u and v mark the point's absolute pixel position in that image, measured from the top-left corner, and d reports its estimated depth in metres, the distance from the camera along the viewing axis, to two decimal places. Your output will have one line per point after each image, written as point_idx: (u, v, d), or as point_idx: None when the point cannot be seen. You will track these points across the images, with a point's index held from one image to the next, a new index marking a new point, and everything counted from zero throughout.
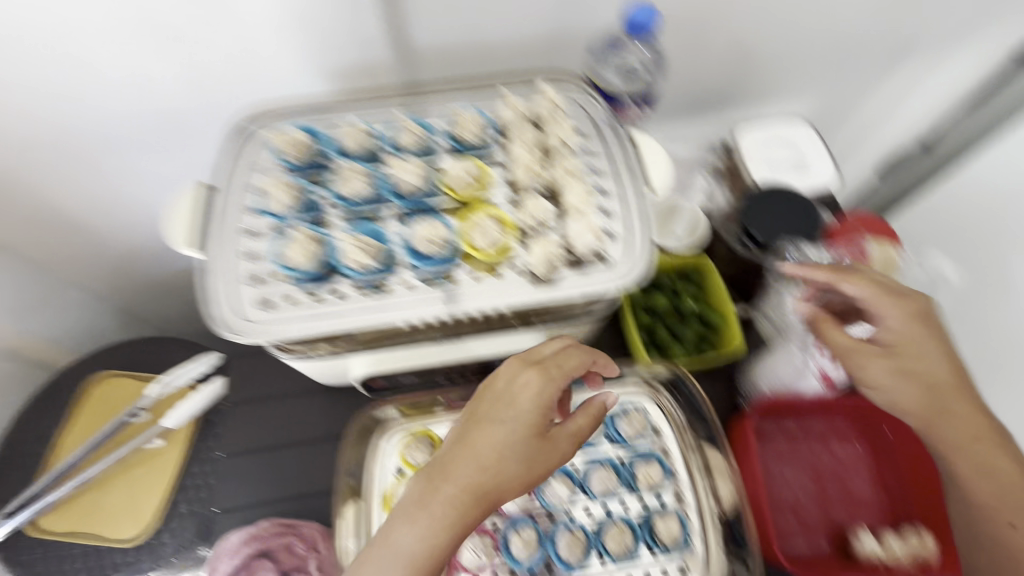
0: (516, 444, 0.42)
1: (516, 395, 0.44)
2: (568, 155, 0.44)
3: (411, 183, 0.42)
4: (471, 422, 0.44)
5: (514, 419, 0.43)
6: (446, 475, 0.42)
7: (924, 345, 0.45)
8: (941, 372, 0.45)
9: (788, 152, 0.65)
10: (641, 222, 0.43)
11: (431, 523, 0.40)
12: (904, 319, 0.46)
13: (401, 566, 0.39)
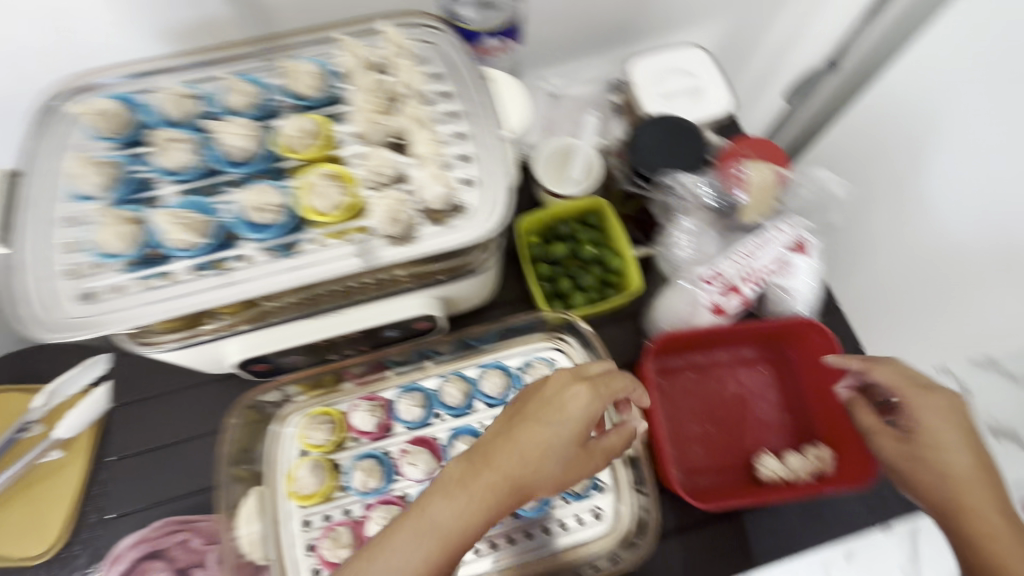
0: (567, 442, 0.39)
1: (565, 401, 0.40)
2: (416, 101, 0.41)
3: (240, 148, 0.38)
4: (522, 410, 0.40)
5: (564, 420, 0.39)
6: (488, 460, 0.38)
7: (948, 435, 0.41)
8: (964, 465, 0.41)
9: (680, 80, 0.62)
10: (498, 166, 0.40)
11: (462, 509, 0.36)
12: (935, 410, 0.42)
13: (430, 541, 0.35)
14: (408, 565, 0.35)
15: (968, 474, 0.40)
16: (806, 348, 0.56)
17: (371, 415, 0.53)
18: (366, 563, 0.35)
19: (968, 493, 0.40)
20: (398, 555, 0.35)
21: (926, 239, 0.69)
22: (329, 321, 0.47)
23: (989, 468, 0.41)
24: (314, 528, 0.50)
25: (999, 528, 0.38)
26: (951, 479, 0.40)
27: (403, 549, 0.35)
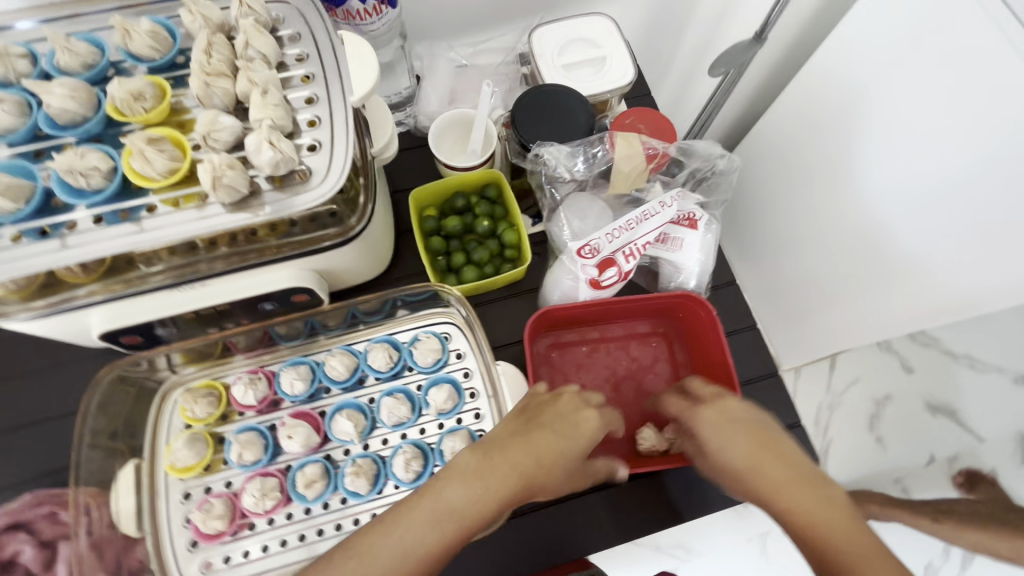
0: (575, 456, 0.41)
1: (580, 421, 0.43)
2: (261, 62, 0.39)
3: (66, 109, 0.36)
4: (540, 416, 0.42)
5: (576, 437, 0.42)
6: (506, 454, 0.37)
7: (729, 438, 0.39)
8: (740, 461, 0.37)
9: (583, 51, 0.61)
10: (345, 131, 0.39)
11: (482, 497, 0.35)
12: (710, 418, 0.42)
13: (444, 525, 0.33)
14: (418, 544, 0.32)
15: (756, 468, 0.37)
16: (694, 321, 0.56)
17: (250, 389, 0.52)
18: (383, 536, 0.32)
19: (766, 491, 0.35)
20: (410, 534, 0.33)
21: (845, 223, 0.63)
22: (195, 294, 0.46)
23: (769, 445, 0.38)
24: (193, 501, 0.50)
25: (796, 494, 0.34)
26: (752, 486, 0.36)
27: (416, 527, 0.33)
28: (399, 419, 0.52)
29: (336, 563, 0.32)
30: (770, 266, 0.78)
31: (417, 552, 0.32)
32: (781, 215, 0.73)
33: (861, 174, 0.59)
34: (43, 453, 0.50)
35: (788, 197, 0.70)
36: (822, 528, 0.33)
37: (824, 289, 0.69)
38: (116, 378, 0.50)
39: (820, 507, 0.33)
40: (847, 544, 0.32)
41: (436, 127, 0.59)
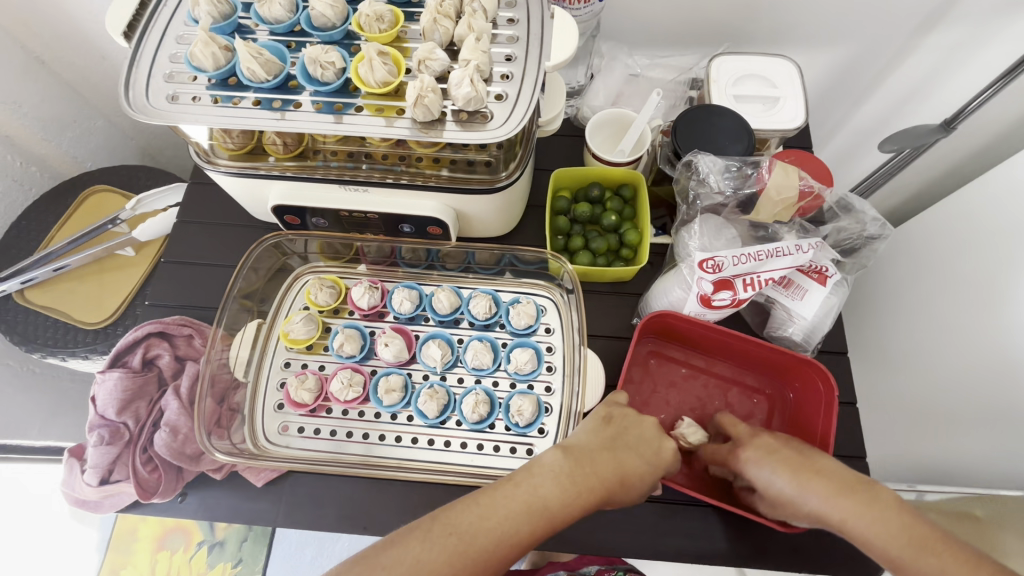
0: (652, 476, 0.42)
1: (659, 446, 0.44)
2: (479, 13, 0.44)
3: (325, 14, 0.44)
4: (625, 434, 0.43)
5: (656, 462, 0.43)
6: (593, 465, 0.39)
7: (778, 471, 0.43)
8: (790, 491, 0.42)
9: (759, 86, 0.62)
10: (530, 89, 0.43)
11: (571, 500, 0.37)
12: (753, 457, 0.45)
13: (537, 517, 0.36)
14: (512, 534, 0.35)
15: (798, 498, 0.41)
16: (810, 397, 0.53)
17: (367, 293, 0.58)
18: (480, 519, 0.35)
19: (828, 514, 0.39)
20: (506, 521, 0.35)
21: (976, 338, 0.56)
22: (356, 196, 0.53)
23: (804, 471, 0.41)
24: (291, 370, 0.57)
25: (870, 513, 0.38)
26: (813, 512, 0.40)
27: (513, 516, 0.35)
28: (480, 364, 0.56)
29: (436, 536, 0.34)
30: (871, 378, 0.71)
31: (509, 539, 0.35)
32: (898, 323, 0.67)
33: (1015, 307, 0.52)
34: (194, 288, 0.60)
35: (918, 303, 0.64)
36: (877, 533, 0.37)
37: (932, 417, 0.61)
38: (270, 247, 0.59)
39: (883, 520, 0.37)
40: (928, 556, 0.35)
41: (596, 121, 0.62)
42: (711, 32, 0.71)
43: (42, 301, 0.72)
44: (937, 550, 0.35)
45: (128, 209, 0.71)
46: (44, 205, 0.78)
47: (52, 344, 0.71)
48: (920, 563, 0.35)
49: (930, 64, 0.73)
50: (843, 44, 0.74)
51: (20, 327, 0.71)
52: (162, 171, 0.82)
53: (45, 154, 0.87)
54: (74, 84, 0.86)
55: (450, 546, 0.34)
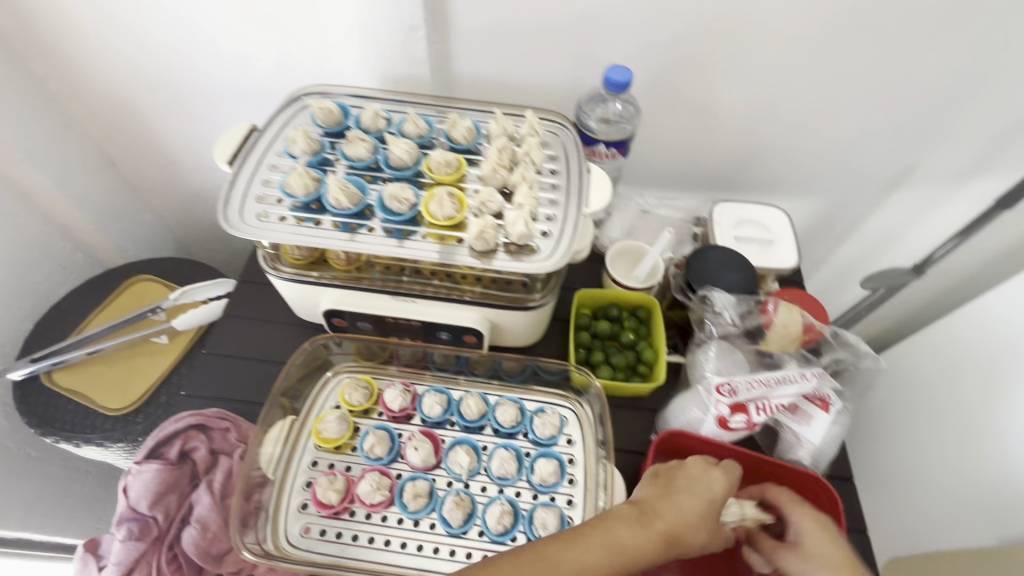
0: (717, 515, 0.46)
1: (714, 479, 0.48)
2: (529, 165, 0.53)
3: (401, 157, 0.53)
4: (675, 481, 0.48)
5: (713, 498, 0.46)
6: (658, 512, 0.45)
7: (827, 551, 0.47)
8: (833, 559, 0.47)
9: (756, 231, 0.71)
10: (573, 230, 0.50)
11: (643, 540, 0.43)
12: (810, 526, 0.49)
13: (615, 557, 0.41)
14: (593, 568, 0.40)
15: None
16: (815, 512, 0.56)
17: (400, 396, 0.62)
18: (560, 552, 0.41)
19: None
20: (588, 556, 0.41)
21: (968, 464, 0.60)
22: (404, 305, 0.58)
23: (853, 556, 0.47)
24: (318, 470, 0.58)
25: None
26: None
27: (594, 553, 0.41)
28: (505, 473, 0.57)
29: (525, 561, 0.40)
30: (876, 505, 0.73)
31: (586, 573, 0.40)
32: (895, 449, 0.71)
33: (1002, 440, 0.57)
34: (233, 381, 0.63)
35: (912, 430, 0.69)
36: None
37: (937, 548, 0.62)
38: (319, 345, 0.63)
39: None
40: None
41: (615, 249, 0.70)
42: (709, 179, 0.85)
43: (68, 385, 0.73)
44: None
45: (171, 298, 0.77)
46: (87, 291, 0.82)
47: (72, 430, 0.71)
48: None
49: (893, 215, 0.87)
50: (822, 196, 0.87)
51: (41, 409, 0.71)
52: (204, 266, 0.87)
53: (92, 242, 0.93)
54: (133, 180, 0.95)
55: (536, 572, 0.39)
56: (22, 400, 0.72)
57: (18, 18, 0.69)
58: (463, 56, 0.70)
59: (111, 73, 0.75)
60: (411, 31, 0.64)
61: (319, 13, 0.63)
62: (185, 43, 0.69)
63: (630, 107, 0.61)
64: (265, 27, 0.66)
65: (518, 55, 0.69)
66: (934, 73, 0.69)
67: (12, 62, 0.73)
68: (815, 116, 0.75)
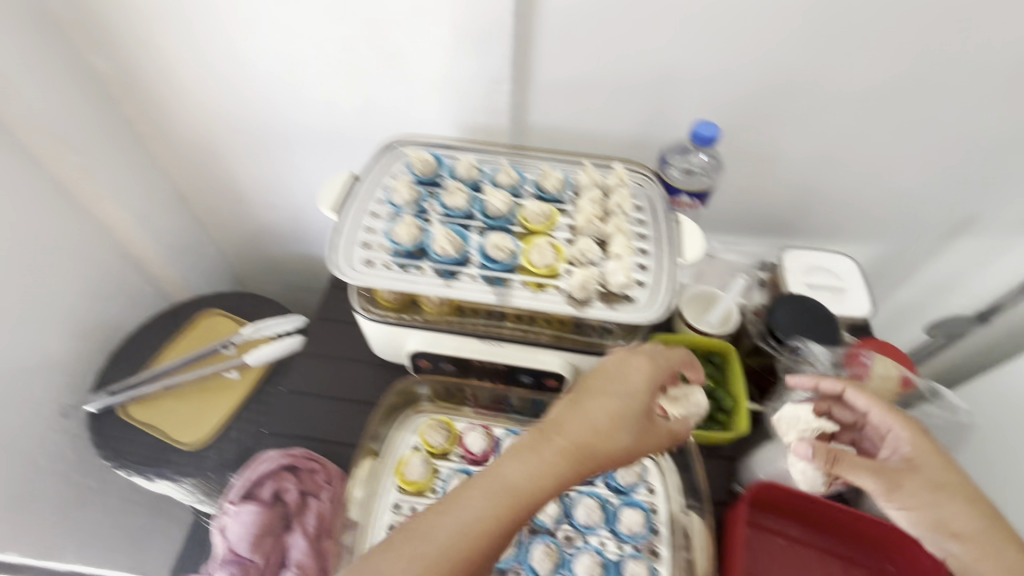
0: (630, 416, 0.47)
1: (627, 374, 0.49)
2: (621, 216, 0.55)
3: (498, 206, 0.55)
4: (586, 390, 0.49)
5: (623, 396, 0.48)
6: (558, 429, 0.46)
7: (945, 474, 0.47)
8: (921, 461, 0.48)
9: (827, 279, 0.71)
10: (668, 280, 0.51)
11: (535, 471, 0.43)
12: (925, 447, 0.49)
13: (509, 494, 0.42)
14: (484, 517, 0.41)
15: (944, 498, 0.45)
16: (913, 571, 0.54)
17: (481, 439, 0.62)
18: (442, 516, 0.41)
19: (963, 509, 0.45)
20: (475, 507, 0.42)
21: None
22: (492, 348, 0.59)
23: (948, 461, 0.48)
24: (401, 513, 0.57)
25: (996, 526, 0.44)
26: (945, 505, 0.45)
27: (482, 501, 0.42)
28: (591, 521, 0.57)
29: (403, 545, 0.40)
30: None
31: (474, 525, 0.41)
32: None
33: None
34: (313, 420, 0.64)
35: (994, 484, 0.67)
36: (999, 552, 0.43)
37: None
38: (408, 386, 0.64)
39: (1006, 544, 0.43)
40: None
41: (687, 294, 0.71)
42: (768, 223, 0.86)
43: (143, 418, 0.75)
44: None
45: (243, 333, 0.80)
46: (157, 325, 0.84)
47: (146, 464, 0.72)
48: None
49: (954, 262, 0.87)
50: (881, 242, 0.88)
51: (116, 442, 0.73)
52: (272, 301, 0.89)
53: (160, 276, 0.95)
54: (199, 216, 0.98)
55: (417, 551, 0.40)
56: (99, 433, 0.73)
57: (118, 67, 0.73)
58: (539, 107, 0.72)
59: (198, 117, 0.78)
60: (495, 84, 0.67)
61: (408, 68, 0.66)
62: (275, 92, 0.72)
63: (712, 156, 0.62)
64: (353, 79, 0.69)
65: (590, 107, 0.72)
66: (1000, 127, 0.70)
67: (105, 107, 0.76)
68: (878, 166, 0.77)
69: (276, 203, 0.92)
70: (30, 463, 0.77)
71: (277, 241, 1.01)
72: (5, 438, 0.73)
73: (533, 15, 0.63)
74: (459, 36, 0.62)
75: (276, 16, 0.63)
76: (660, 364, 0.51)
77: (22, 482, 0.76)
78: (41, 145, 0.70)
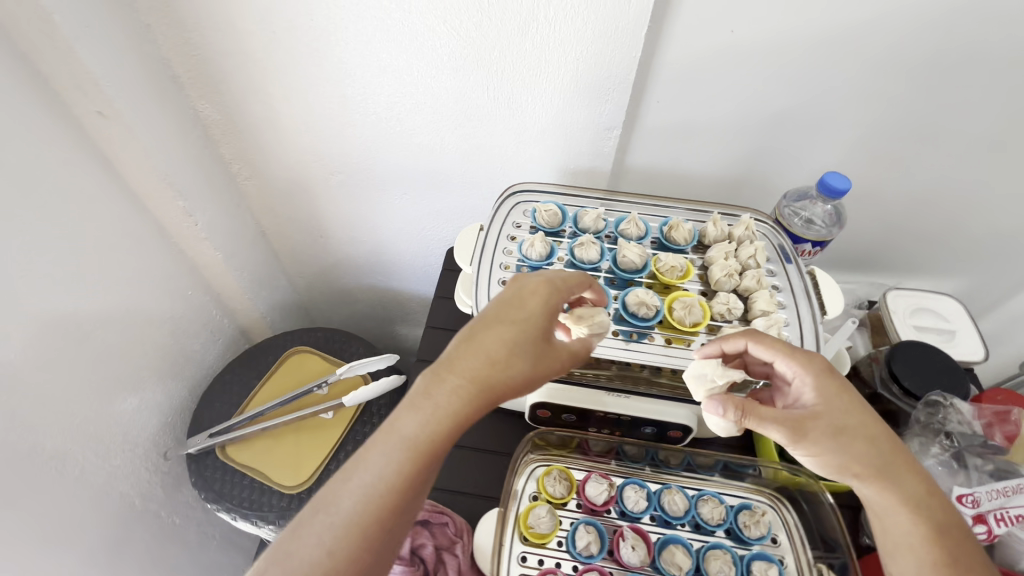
0: (529, 340, 0.43)
1: (526, 298, 0.45)
2: (757, 269, 0.55)
3: (633, 260, 0.55)
4: (477, 324, 0.45)
5: (521, 322, 0.44)
6: (452, 366, 0.43)
7: (850, 416, 0.42)
8: (828, 410, 0.43)
9: (936, 321, 0.71)
10: (813, 335, 0.51)
11: (429, 423, 0.40)
12: (831, 390, 0.43)
13: (408, 448, 0.40)
14: (390, 476, 0.39)
15: (850, 445, 0.41)
16: None
17: (603, 490, 0.61)
18: (344, 480, 0.40)
19: (876, 460, 0.41)
20: (379, 468, 0.40)
21: None
22: (620, 400, 0.59)
23: (854, 404, 0.43)
24: (530, 567, 0.56)
25: (906, 478, 0.41)
26: (856, 454, 0.41)
27: (385, 462, 0.40)
28: (723, 575, 0.56)
29: (319, 518, 0.39)
30: None
31: (377, 485, 0.39)
32: None
33: None
34: None
35: None
36: (911, 499, 0.40)
37: None
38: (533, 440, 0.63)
39: (913, 494, 0.40)
40: (945, 537, 0.39)
41: None
42: (855, 259, 0.86)
43: (242, 460, 0.75)
44: (936, 512, 0.40)
45: (336, 373, 0.79)
46: (247, 363, 0.84)
47: (248, 507, 0.72)
48: (937, 529, 0.39)
49: None
50: (969, 276, 0.87)
51: (217, 485, 0.73)
52: (357, 338, 0.89)
53: (242, 312, 0.95)
54: (278, 251, 0.98)
55: (333, 528, 0.38)
56: (198, 476, 0.73)
57: (224, 111, 0.74)
58: (640, 150, 0.73)
59: (293, 156, 0.79)
60: (606, 130, 0.67)
61: (520, 114, 0.67)
62: (378, 133, 0.73)
63: (834, 204, 0.62)
64: (461, 123, 0.69)
65: (694, 149, 0.72)
66: None
67: (206, 150, 0.77)
68: (978, 206, 0.76)
69: (358, 237, 0.93)
70: (128, 504, 0.77)
71: (352, 273, 1.02)
72: (107, 480, 0.73)
73: (652, 64, 0.63)
74: (580, 85, 0.62)
75: (394, 66, 0.64)
76: (560, 285, 0.47)
77: (120, 523, 0.76)
78: (149, 188, 0.71)
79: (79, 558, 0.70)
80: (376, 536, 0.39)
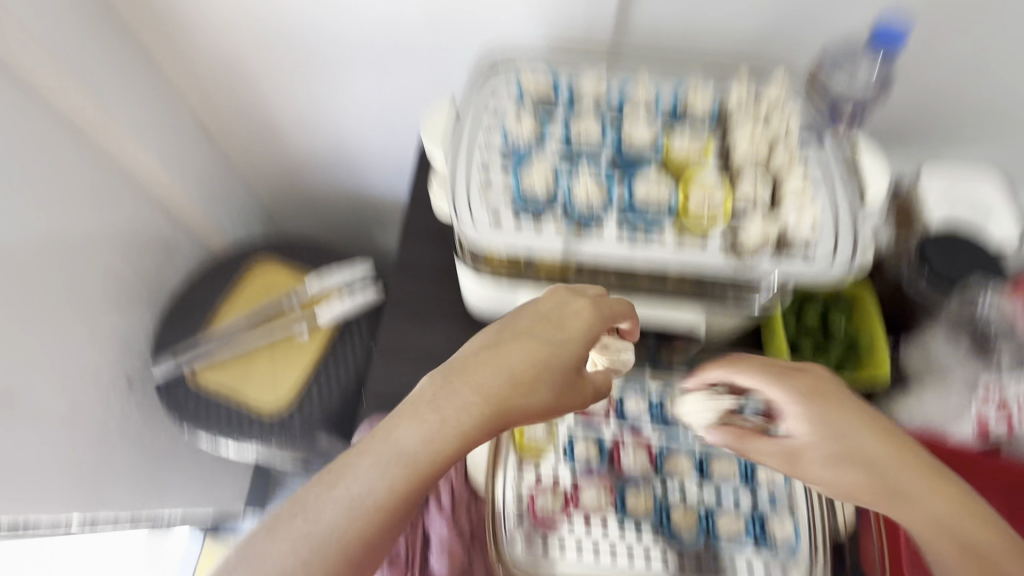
0: (561, 368, 0.41)
1: (566, 318, 0.41)
2: (790, 145, 0.46)
3: (641, 141, 0.46)
4: (508, 336, 0.41)
5: (554, 341, 0.41)
6: (467, 376, 0.40)
7: (849, 436, 0.40)
8: (823, 433, 0.40)
9: (974, 199, 0.63)
10: (848, 222, 0.44)
11: (429, 442, 0.38)
12: (821, 412, 0.41)
13: (404, 463, 0.37)
14: (380, 494, 0.37)
15: (852, 469, 0.39)
16: None
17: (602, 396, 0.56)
18: (328, 488, 0.37)
19: (886, 480, 0.38)
20: (363, 479, 0.37)
21: None
22: None
23: (856, 423, 0.40)
24: (526, 478, 0.52)
25: (930, 494, 0.37)
26: (864, 478, 0.39)
27: (373, 475, 0.37)
28: (727, 475, 0.52)
29: (292, 521, 0.37)
30: None
31: (366, 500, 0.37)
32: None
33: None
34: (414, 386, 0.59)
35: None
36: (939, 518, 0.36)
37: None
38: None
39: (941, 512, 0.37)
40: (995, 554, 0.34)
41: None
42: None
43: (215, 383, 0.70)
44: (975, 526, 0.36)
45: (310, 288, 0.74)
46: (206, 279, 0.76)
47: (228, 429, 0.68)
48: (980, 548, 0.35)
49: None
50: None
51: (191, 408, 0.69)
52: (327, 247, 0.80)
53: (195, 224, 0.85)
54: (228, 153, 0.86)
55: (308, 534, 0.36)
56: (170, 399, 0.69)
57: None
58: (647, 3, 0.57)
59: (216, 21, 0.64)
60: None
61: None
62: None
63: (880, 71, 0.51)
64: None
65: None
66: None
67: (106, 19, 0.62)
68: None
69: (313, 128, 0.80)
70: (102, 429, 0.73)
71: (314, 173, 0.90)
72: (72, 408, 0.68)
73: None
74: None
75: None
76: (604, 309, 0.42)
77: (98, 449, 0.73)
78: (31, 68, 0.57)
79: (56, 482, 0.68)
80: (357, 553, 0.36)
